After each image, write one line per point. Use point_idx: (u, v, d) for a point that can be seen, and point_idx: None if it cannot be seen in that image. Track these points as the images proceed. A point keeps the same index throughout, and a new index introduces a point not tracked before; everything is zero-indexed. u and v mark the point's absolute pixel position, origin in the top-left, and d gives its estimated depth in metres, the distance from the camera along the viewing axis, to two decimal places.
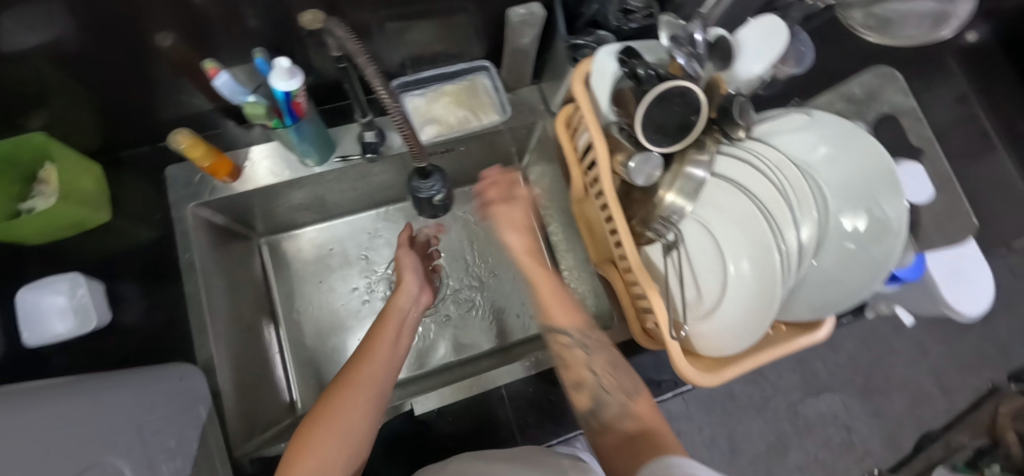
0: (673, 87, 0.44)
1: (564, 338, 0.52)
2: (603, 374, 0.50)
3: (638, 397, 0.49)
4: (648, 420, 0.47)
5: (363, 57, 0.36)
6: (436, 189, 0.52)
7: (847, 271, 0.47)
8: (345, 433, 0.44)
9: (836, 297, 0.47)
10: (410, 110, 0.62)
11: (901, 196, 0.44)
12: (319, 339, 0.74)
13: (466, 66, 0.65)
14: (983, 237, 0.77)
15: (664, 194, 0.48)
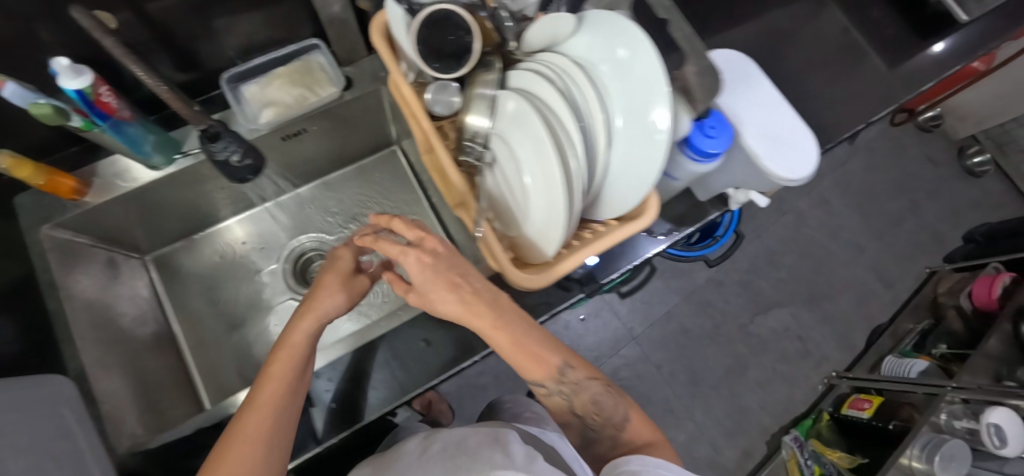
0: (438, 11, 0.47)
1: (542, 389, 0.50)
2: (589, 420, 0.52)
3: (630, 425, 0.51)
4: (643, 437, 0.50)
5: (99, 30, 0.45)
6: (229, 149, 0.58)
7: (644, 158, 0.48)
8: None
9: (639, 184, 0.48)
10: (245, 98, 0.64)
11: (660, 80, 0.45)
12: (222, 342, 0.75)
13: (295, 47, 0.67)
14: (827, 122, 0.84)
15: (466, 117, 0.50)
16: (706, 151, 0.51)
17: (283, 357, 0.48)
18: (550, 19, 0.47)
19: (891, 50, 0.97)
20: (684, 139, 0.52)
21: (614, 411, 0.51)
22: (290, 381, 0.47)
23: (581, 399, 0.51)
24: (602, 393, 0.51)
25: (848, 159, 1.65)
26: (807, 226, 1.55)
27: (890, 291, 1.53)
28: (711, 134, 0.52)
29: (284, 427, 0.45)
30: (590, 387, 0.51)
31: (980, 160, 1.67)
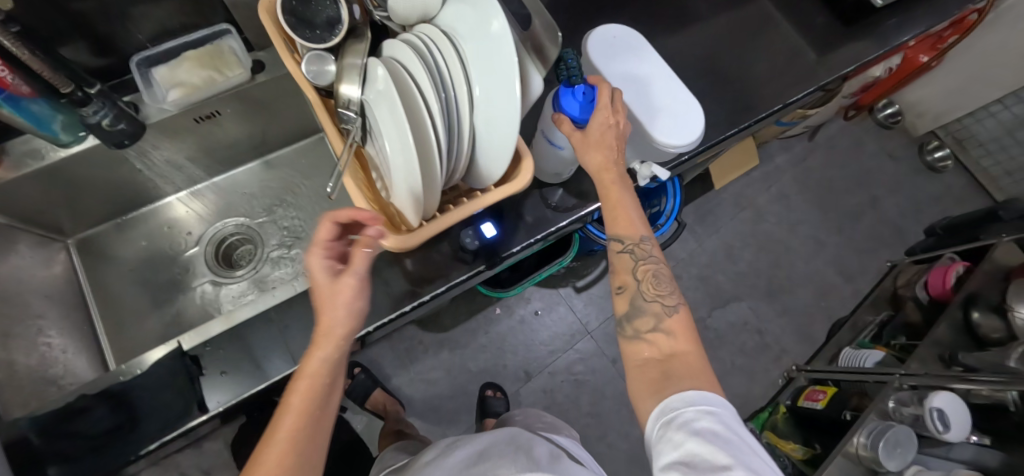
0: None
1: (619, 245, 0.57)
2: (645, 289, 0.56)
3: (677, 314, 0.55)
4: (681, 341, 0.53)
5: None
6: (102, 113, 0.60)
7: (506, 124, 0.49)
8: None
9: (504, 150, 0.50)
10: (156, 80, 0.67)
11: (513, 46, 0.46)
12: (145, 322, 0.76)
13: (204, 34, 0.70)
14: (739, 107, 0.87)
15: (340, 86, 0.52)
16: (576, 114, 0.55)
17: (301, 387, 0.45)
18: None
19: (815, 36, 0.97)
20: (557, 104, 0.56)
21: (663, 292, 0.56)
22: (313, 404, 0.45)
23: (645, 272, 0.57)
24: (662, 271, 0.57)
25: (808, 154, 1.65)
26: (766, 220, 1.56)
27: (850, 285, 1.53)
28: (581, 101, 0.56)
29: (307, 441, 0.44)
30: (645, 264, 0.57)
31: (941, 155, 1.68)
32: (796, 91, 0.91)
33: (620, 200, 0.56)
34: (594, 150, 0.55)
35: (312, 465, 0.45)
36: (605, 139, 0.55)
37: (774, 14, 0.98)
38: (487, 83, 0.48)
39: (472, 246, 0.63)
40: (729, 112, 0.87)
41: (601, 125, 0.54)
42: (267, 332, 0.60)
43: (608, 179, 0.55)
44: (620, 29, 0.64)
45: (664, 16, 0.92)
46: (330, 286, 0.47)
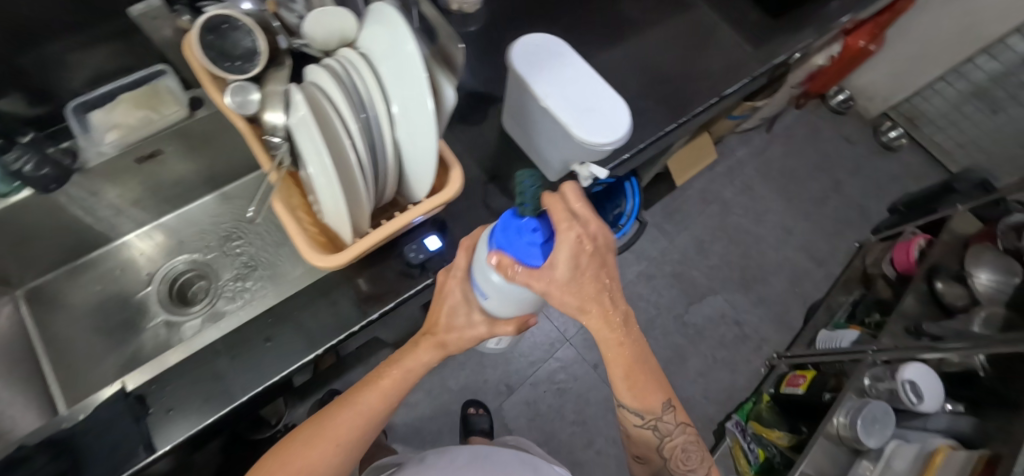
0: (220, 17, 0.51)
1: (637, 418, 0.61)
2: (673, 463, 0.63)
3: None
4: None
5: None
6: (26, 160, 0.59)
7: (427, 138, 0.50)
8: (333, 447, 0.55)
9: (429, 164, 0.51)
10: (89, 123, 0.68)
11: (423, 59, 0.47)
12: (96, 367, 0.74)
13: (140, 75, 0.71)
14: (680, 103, 0.90)
15: (266, 114, 0.53)
16: (535, 257, 0.44)
17: (393, 374, 0.60)
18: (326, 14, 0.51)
19: (749, 30, 1.00)
20: (502, 244, 0.45)
21: (695, 463, 0.63)
22: (394, 394, 0.60)
23: (671, 445, 0.62)
24: (690, 442, 0.63)
25: (767, 146, 1.69)
26: (733, 213, 1.58)
27: (822, 268, 1.56)
28: (537, 240, 0.44)
29: (374, 423, 0.59)
30: (678, 435, 0.62)
31: (895, 135, 1.73)
32: (733, 84, 0.94)
33: (637, 361, 0.56)
34: (567, 297, 0.47)
35: (364, 436, 0.58)
36: (587, 287, 0.47)
37: (707, 13, 1.02)
38: (403, 100, 0.49)
39: (416, 259, 0.63)
40: (669, 109, 0.90)
41: (559, 269, 0.45)
42: (216, 364, 0.59)
43: (606, 319, 0.51)
44: (539, 37, 0.65)
45: (598, 24, 0.95)
46: (460, 321, 0.58)
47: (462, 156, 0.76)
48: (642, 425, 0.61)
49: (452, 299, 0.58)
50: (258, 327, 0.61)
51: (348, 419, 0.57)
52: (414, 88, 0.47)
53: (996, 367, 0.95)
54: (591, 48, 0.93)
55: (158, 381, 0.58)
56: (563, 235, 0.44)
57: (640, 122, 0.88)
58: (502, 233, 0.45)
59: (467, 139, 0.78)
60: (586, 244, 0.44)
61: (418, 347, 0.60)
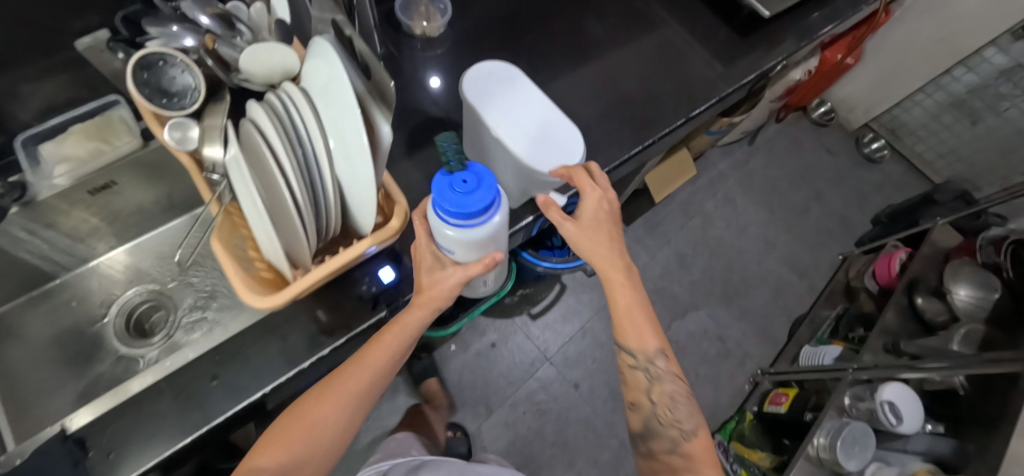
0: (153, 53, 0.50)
1: (631, 359, 0.61)
2: (660, 411, 0.62)
3: (696, 436, 0.61)
4: (700, 463, 0.60)
5: None
6: None
7: (365, 173, 0.49)
8: (350, 396, 0.58)
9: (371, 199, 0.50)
10: (41, 157, 0.67)
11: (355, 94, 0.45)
12: (51, 401, 0.70)
13: (93, 106, 0.71)
14: (647, 123, 0.89)
15: (205, 150, 0.52)
16: (475, 206, 0.50)
17: (395, 331, 0.60)
18: (259, 50, 0.50)
19: (717, 49, 1.00)
20: (444, 205, 0.50)
21: (681, 417, 0.62)
22: (398, 350, 0.60)
23: (658, 393, 0.62)
24: (678, 393, 0.62)
25: (750, 158, 1.67)
26: (715, 227, 1.56)
27: (806, 281, 1.54)
28: (472, 184, 0.51)
29: (380, 377, 0.60)
30: (670, 384, 0.62)
31: (878, 146, 1.75)
32: (700, 104, 0.93)
33: (630, 300, 0.58)
34: (592, 245, 0.58)
35: (378, 384, 0.61)
36: (602, 232, 0.58)
37: (676, 31, 1.01)
38: (339, 133, 0.49)
39: (369, 293, 0.64)
40: (634, 130, 0.89)
41: (588, 210, 0.58)
42: (161, 403, 0.58)
43: (619, 264, 0.58)
44: (485, 70, 0.64)
45: (564, 45, 0.95)
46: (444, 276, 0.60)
47: (421, 183, 0.76)
48: (635, 365, 0.61)
49: (422, 252, 0.60)
50: (206, 364, 0.60)
51: (352, 378, 0.58)
52: (348, 123, 0.47)
53: (975, 386, 0.93)
54: (557, 70, 0.92)
55: (99, 420, 0.56)
56: (586, 191, 0.58)
57: (606, 144, 0.88)
58: (440, 197, 0.51)
59: (427, 166, 0.77)
60: (603, 195, 0.59)
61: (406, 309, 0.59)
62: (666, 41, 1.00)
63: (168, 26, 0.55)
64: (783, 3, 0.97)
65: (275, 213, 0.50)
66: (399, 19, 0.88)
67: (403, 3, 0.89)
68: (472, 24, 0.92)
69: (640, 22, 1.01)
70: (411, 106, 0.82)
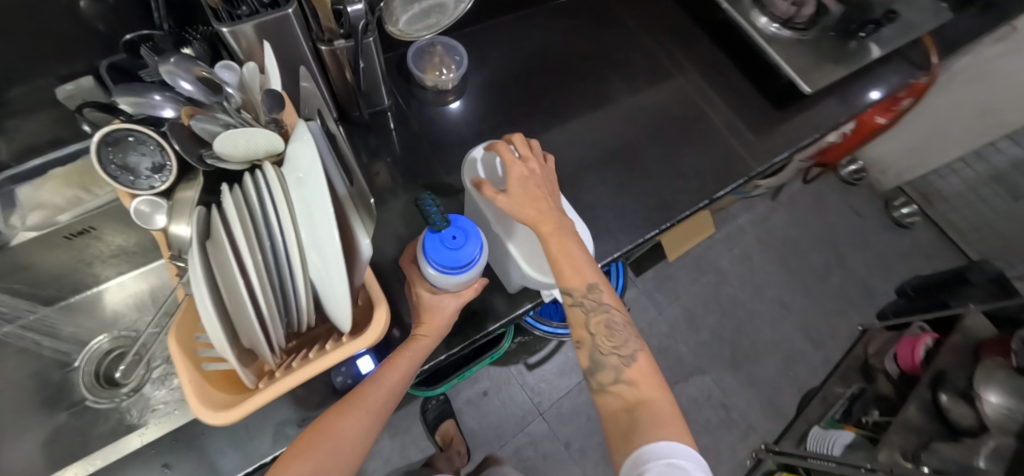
0: (120, 129, 0.47)
1: (569, 298, 0.58)
2: (600, 341, 0.58)
3: (638, 361, 0.57)
4: (644, 386, 0.55)
5: None
6: None
7: (335, 286, 0.45)
8: (362, 416, 0.52)
9: (341, 310, 0.47)
10: (18, 200, 0.66)
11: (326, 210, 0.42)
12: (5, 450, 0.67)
13: (78, 146, 0.68)
14: (665, 198, 0.83)
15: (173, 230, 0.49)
16: (467, 260, 0.54)
17: (405, 356, 0.56)
18: (228, 137, 0.45)
19: (749, 118, 0.93)
20: (437, 262, 0.53)
21: (620, 343, 0.58)
22: (407, 377, 0.56)
23: (597, 324, 0.59)
24: (616, 320, 0.59)
25: (771, 214, 1.58)
26: (728, 284, 1.48)
27: (820, 352, 1.46)
28: (461, 236, 0.54)
29: (397, 397, 0.55)
30: (607, 314, 0.58)
31: (908, 212, 1.64)
32: (725, 183, 0.86)
33: (562, 247, 0.58)
34: (525, 205, 0.58)
35: (383, 415, 0.54)
36: (530, 188, 0.59)
37: (707, 94, 0.94)
38: (314, 240, 0.45)
39: (342, 385, 0.61)
40: (651, 211, 0.81)
41: (516, 177, 0.59)
42: None
43: (550, 223, 0.58)
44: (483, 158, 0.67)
45: (583, 104, 0.89)
46: (451, 303, 0.58)
47: None
48: (571, 302, 0.58)
49: (423, 293, 0.58)
50: (158, 452, 0.59)
51: (375, 394, 0.53)
52: (324, 237, 0.43)
53: None
54: (574, 131, 0.86)
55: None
56: (510, 161, 0.59)
57: (617, 223, 0.79)
58: (435, 255, 0.53)
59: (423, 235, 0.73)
60: (527, 162, 0.61)
61: (412, 336, 0.57)
62: (694, 105, 0.93)
63: (150, 96, 0.51)
64: (825, 78, 0.90)
65: (237, 317, 0.46)
66: (411, 69, 0.83)
67: (416, 51, 0.85)
68: (489, 79, 0.88)
69: (668, 83, 0.94)
70: (416, 166, 0.80)
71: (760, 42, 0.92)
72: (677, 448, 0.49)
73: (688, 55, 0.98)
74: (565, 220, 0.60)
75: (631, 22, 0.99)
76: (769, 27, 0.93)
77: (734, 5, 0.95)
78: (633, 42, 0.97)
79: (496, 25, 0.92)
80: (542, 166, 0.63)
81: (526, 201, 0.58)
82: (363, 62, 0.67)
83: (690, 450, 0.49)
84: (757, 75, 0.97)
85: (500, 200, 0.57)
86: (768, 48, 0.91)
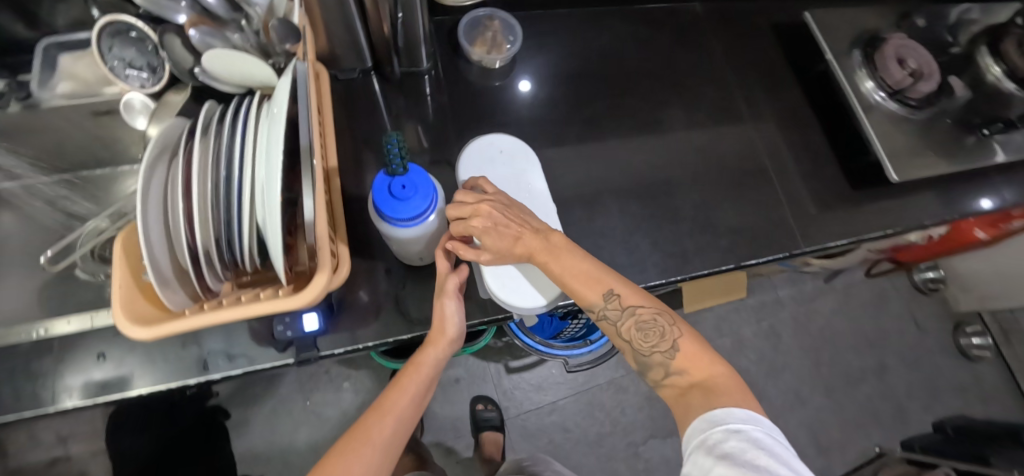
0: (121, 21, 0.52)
1: (592, 313, 0.55)
2: (638, 344, 0.53)
3: (682, 346, 0.52)
4: (696, 371, 0.51)
5: None
6: None
7: (272, 235, 0.43)
8: (387, 436, 0.54)
9: (276, 264, 0.45)
10: (59, 69, 0.69)
11: (276, 153, 0.41)
12: None
13: None
14: (685, 247, 0.74)
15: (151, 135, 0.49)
16: (415, 214, 0.49)
17: (414, 373, 0.58)
18: (218, 56, 0.46)
19: (814, 188, 0.82)
20: (392, 217, 0.49)
21: (658, 339, 0.53)
22: (421, 390, 0.58)
23: (629, 325, 0.54)
24: (648, 318, 0.53)
25: (817, 296, 1.43)
26: (744, 355, 1.36)
27: (824, 459, 1.31)
28: (413, 191, 0.49)
29: (404, 426, 0.56)
30: (635, 315, 0.54)
31: (978, 344, 1.43)
32: (762, 253, 0.76)
33: (562, 270, 0.54)
34: (511, 244, 0.54)
35: (407, 429, 0.57)
36: (505, 231, 0.54)
37: (776, 150, 0.84)
38: (263, 188, 0.43)
39: (280, 335, 0.59)
40: (663, 258, 0.73)
41: (482, 233, 0.53)
42: (42, 363, 0.61)
43: (542, 249, 0.54)
44: (468, 165, 0.64)
45: (631, 123, 0.82)
46: (452, 310, 0.59)
47: None
48: (598, 316, 0.55)
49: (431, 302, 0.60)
50: (100, 338, 0.62)
51: (382, 424, 0.54)
52: (271, 191, 0.42)
53: None
54: (612, 148, 0.79)
55: (15, 344, 0.61)
56: (481, 213, 0.54)
57: (623, 260, 0.72)
58: (386, 205, 0.48)
59: None
60: (479, 207, 0.54)
61: (425, 347, 0.59)
62: (755, 157, 0.83)
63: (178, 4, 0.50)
64: (922, 169, 0.77)
65: (177, 242, 0.46)
66: (460, 39, 0.79)
67: (470, 21, 0.80)
68: (540, 68, 0.82)
69: (734, 125, 0.85)
70: (434, 136, 0.76)
71: (854, 107, 0.80)
72: (737, 418, 0.44)
73: (767, 101, 0.87)
74: (553, 233, 0.56)
75: (715, 49, 0.89)
76: (873, 94, 0.80)
77: (838, 60, 0.82)
78: (709, 71, 0.88)
79: (566, 16, 0.86)
80: (496, 194, 0.57)
81: (505, 242, 0.54)
82: (401, 13, 0.63)
83: (756, 418, 0.45)
84: (842, 144, 0.85)
85: (482, 257, 0.55)
86: (863, 119, 0.79)
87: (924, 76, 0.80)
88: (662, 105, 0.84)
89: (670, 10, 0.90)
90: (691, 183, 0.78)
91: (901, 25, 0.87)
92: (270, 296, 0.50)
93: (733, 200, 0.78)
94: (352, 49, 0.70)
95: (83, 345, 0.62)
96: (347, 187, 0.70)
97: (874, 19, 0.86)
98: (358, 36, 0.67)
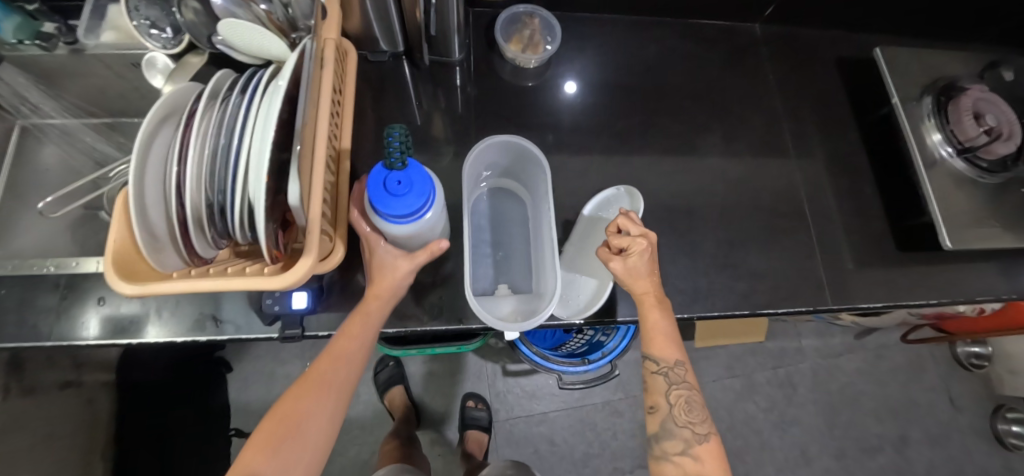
0: None
1: (653, 365, 0.59)
2: (675, 412, 0.58)
3: (707, 440, 0.57)
4: (708, 460, 0.56)
5: None
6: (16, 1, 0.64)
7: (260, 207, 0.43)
8: (338, 382, 0.54)
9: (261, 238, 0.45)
10: (109, 16, 0.70)
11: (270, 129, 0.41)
12: None
13: None
14: (699, 284, 0.70)
15: None
16: (407, 212, 0.47)
17: (357, 320, 0.56)
18: (233, 26, 0.48)
19: (853, 242, 0.75)
20: (387, 214, 0.47)
21: (696, 419, 0.58)
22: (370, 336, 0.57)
23: (678, 396, 0.59)
24: (694, 399, 0.59)
25: (844, 352, 1.34)
26: (752, 401, 1.29)
27: None
28: (405, 190, 0.47)
29: (356, 366, 0.56)
30: (687, 389, 0.59)
31: (1016, 432, 1.29)
32: (782, 304, 0.70)
33: (664, 324, 0.59)
34: (641, 274, 0.57)
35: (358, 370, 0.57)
36: (643, 269, 0.57)
37: (819, 194, 0.77)
38: (255, 160, 0.43)
39: (268, 309, 0.60)
40: (671, 293, 0.69)
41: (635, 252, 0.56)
42: (46, 299, 0.63)
43: (653, 294, 0.59)
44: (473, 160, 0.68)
45: (663, 144, 0.77)
46: (405, 268, 0.56)
47: None
48: (657, 369, 0.59)
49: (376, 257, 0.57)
50: (102, 283, 0.64)
51: (334, 370, 0.54)
52: (261, 164, 0.41)
53: None
54: (637, 168, 0.75)
55: (25, 276, 0.64)
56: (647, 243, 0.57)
57: None
58: (382, 202, 0.47)
59: None
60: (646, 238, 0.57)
61: (367, 297, 0.56)
62: (793, 199, 0.76)
63: None
64: (986, 239, 0.68)
65: (172, 208, 0.46)
66: (497, 35, 0.77)
67: (509, 17, 0.78)
68: (576, 76, 0.78)
69: (775, 164, 0.78)
70: (456, 131, 0.73)
71: (915, 159, 0.73)
72: None
73: (816, 140, 0.80)
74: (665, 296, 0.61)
75: (769, 78, 0.83)
76: (939, 149, 0.73)
77: (906, 107, 0.74)
78: (759, 100, 0.82)
79: (613, 21, 0.82)
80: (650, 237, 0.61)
81: (636, 269, 0.57)
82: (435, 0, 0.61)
83: None
84: (894, 199, 0.77)
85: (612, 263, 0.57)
86: (923, 174, 0.71)
87: (1002, 136, 0.73)
88: (698, 130, 0.79)
89: (727, 29, 0.85)
90: (716, 217, 0.74)
91: (983, 77, 0.79)
92: (256, 273, 0.50)
93: (757, 243, 0.73)
94: (385, 32, 0.68)
95: (86, 288, 0.64)
96: (358, 170, 0.69)
97: (953, 66, 0.78)
98: (391, 19, 0.65)
